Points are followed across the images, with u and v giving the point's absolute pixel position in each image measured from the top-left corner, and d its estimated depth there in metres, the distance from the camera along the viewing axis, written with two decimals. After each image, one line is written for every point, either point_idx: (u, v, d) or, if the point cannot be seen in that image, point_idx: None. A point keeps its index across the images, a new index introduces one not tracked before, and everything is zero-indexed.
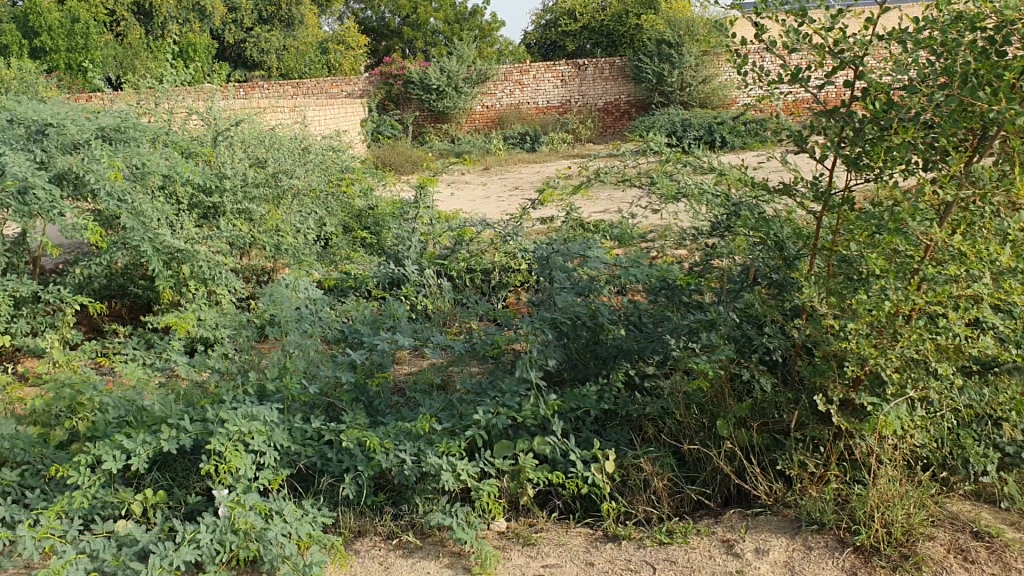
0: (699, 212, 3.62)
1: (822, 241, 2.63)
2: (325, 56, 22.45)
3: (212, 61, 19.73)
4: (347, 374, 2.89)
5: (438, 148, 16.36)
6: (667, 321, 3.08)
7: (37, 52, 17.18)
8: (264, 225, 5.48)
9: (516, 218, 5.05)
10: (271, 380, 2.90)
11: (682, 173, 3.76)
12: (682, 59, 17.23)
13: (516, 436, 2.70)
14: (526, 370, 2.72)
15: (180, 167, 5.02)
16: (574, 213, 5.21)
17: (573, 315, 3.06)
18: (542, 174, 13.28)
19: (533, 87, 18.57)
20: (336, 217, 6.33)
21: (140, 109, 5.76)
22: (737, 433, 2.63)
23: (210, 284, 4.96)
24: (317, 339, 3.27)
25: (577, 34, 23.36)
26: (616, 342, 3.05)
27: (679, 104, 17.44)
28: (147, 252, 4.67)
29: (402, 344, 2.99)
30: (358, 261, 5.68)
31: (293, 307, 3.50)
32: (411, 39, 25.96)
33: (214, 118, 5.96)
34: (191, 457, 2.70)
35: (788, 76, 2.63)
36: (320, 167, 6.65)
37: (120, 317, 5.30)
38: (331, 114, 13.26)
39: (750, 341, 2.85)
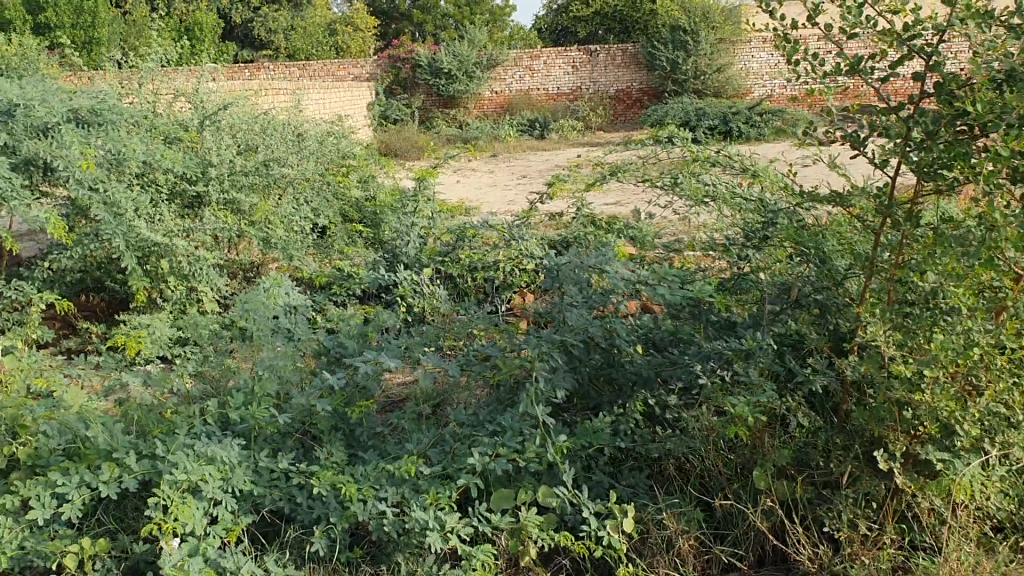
0: (728, 217, 3.25)
1: (883, 260, 2.24)
2: (333, 37, 22.12)
3: (218, 40, 19.36)
4: (325, 401, 2.52)
5: (446, 133, 15.95)
6: (693, 344, 2.70)
7: (41, 28, 16.85)
8: (253, 217, 5.16)
9: (523, 216, 4.69)
10: (236, 407, 2.53)
11: (709, 173, 3.38)
12: (697, 47, 16.77)
13: (517, 482, 2.33)
14: (532, 405, 2.34)
15: (160, 154, 4.63)
16: (586, 210, 4.85)
17: (587, 337, 2.67)
18: (549, 163, 12.90)
19: (544, 72, 18.12)
20: (332, 208, 5.97)
21: (122, 89, 5.38)
22: (777, 485, 2.25)
23: (190, 281, 4.60)
24: (296, 355, 2.90)
25: (589, 18, 22.95)
26: (634, 368, 2.68)
27: (692, 93, 16.99)
28: (120, 247, 4.29)
29: (389, 366, 2.62)
30: (353, 257, 5.36)
31: (271, 315, 3.13)
32: (420, 22, 25.59)
33: (201, 100, 5.56)
34: (139, 499, 2.33)
35: (847, 67, 2.23)
36: (317, 154, 6.30)
37: (96, 313, 4.96)
38: (334, 99, 12.92)
39: (790, 373, 2.47)
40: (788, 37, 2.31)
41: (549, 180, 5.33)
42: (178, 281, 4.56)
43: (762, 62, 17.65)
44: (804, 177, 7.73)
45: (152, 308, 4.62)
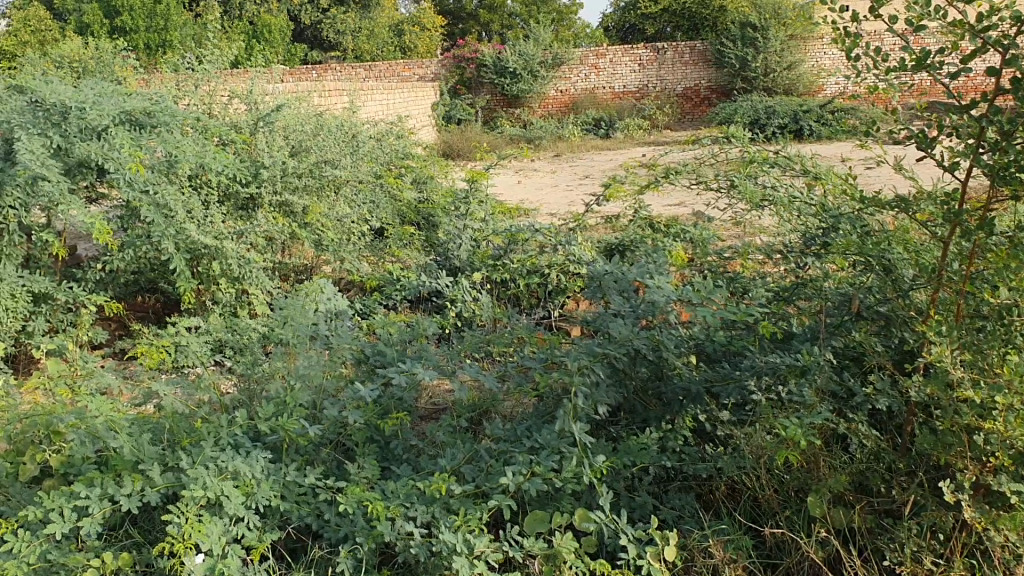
0: (786, 223, 3.08)
1: (952, 271, 2.07)
2: (400, 37, 22.26)
3: (287, 42, 19.60)
4: (357, 413, 2.43)
5: (509, 133, 15.87)
6: (746, 357, 2.55)
7: (117, 31, 17.24)
8: (304, 220, 5.15)
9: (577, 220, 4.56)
10: (267, 418, 2.46)
11: (768, 174, 3.22)
12: (767, 43, 16.41)
13: (554, 503, 2.20)
14: (570, 422, 2.22)
15: (213, 155, 4.61)
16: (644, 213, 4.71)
17: (633, 350, 2.53)
18: (613, 162, 12.73)
19: (609, 70, 17.91)
20: (385, 209, 5.92)
21: (178, 91, 5.39)
22: (833, 513, 2.09)
23: (240, 283, 4.58)
24: (333, 363, 2.82)
25: (657, 16, 22.67)
26: (682, 382, 2.54)
27: (761, 90, 16.64)
28: (170, 249, 4.27)
29: (425, 378, 2.52)
30: (406, 259, 5.30)
31: (310, 321, 3.06)
32: (487, 21, 25.57)
33: (256, 101, 5.54)
34: (164, 513, 2.27)
35: (913, 62, 2.06)
36: (371, 156, 6.26)
37: (149, 314, 4.98)
38: (397, 100, 12.94)
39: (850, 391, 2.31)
40: (848, 31, 2.15)
41: (606, 181, 5.20)
42: (228, 283, 4.54)
43: (835, 58, 17.24)
44: (868, 180, 7.42)
45: (202, 309, 4.60)
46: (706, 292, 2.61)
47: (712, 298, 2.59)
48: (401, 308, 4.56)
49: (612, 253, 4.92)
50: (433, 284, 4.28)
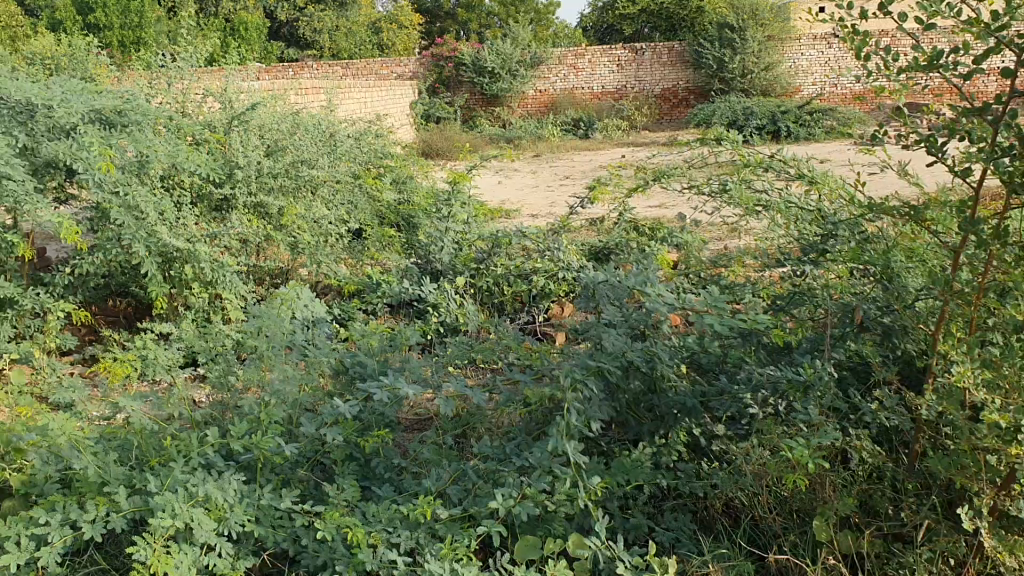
0: (781, 229, 2.98)
1: (964, 282, 1.97)
2: (378, 36, 22.08)
3: (263, 39, 19.38)
4: (337, 430, 2.30)
5: (488, 133, 15.75)
6: (743, 370, 2.45)
7: (90, 28, 16.97)
8: (281, 222, 5.01)
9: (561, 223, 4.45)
10: (240, 436, 2.32)
11: (761, 179, 3.12)
12: (744, 44, 16.39)
13: (545, 526, 2.09)
14: (562, 441, 2.11)
15: (185, 155, 4.45)
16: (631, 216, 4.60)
17: (626, 362, 2.42)
18: (593, 163, 12.63)
19: (588, 70, 17.83)
20: (364, 211, 5.78)
21: (150, 89, 5.23)
22: (839, 538, 1.99)
23: (214, 287, 4.43)
24: (311, 376, 2.69)
25: (636, 17, 22.63)
26: (677, 395, 2.43)
27: (739, 91, 16.62)
28: (140, 253, 4.11)
29: (408, 393, 2.40)
30: (385, 262, 5.17)
31: (288, 330, 2.93)
32: (465, 20, 25.44)
33: (230, 100, 5.40)
34: (132, 538, 2.14)
35: (925, 62, 1.97)
36: (349, 156, 6.12)
37: (121, 318, 4.82)
38: (375, 99, 12.78)
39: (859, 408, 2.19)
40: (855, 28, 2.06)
41: (590, 183, 5.10)
42: (201, 287, 4.39)
43: (813, 59, 17.26)
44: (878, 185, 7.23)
45: (175, 315, 4.44)
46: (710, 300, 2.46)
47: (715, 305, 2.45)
48: (380, 313, 4.43)
49: (595, 256, 4.82)
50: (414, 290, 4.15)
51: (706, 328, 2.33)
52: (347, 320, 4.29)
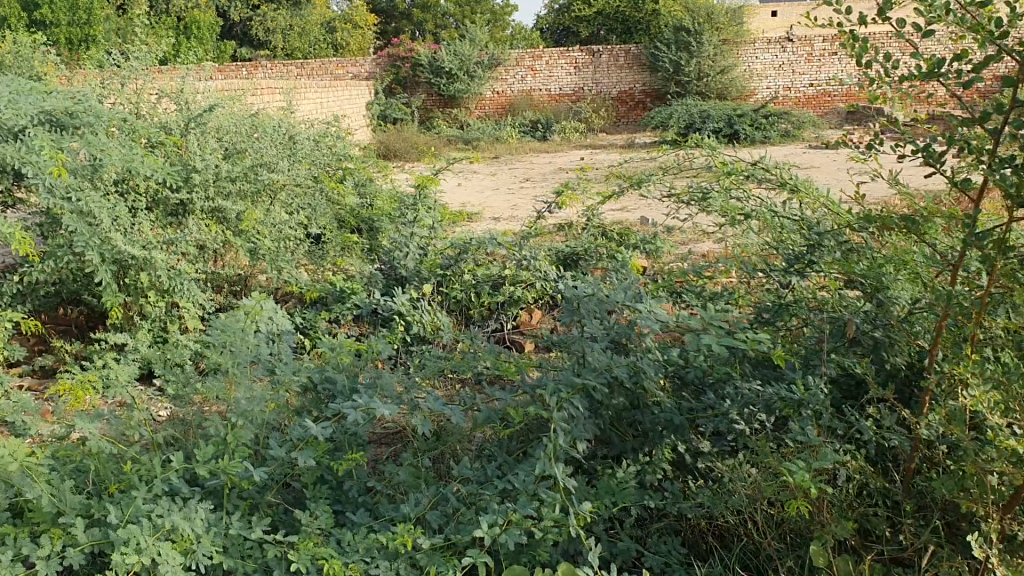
0: (762, 239, 2.92)
1: (964, 297, 1.92)
2: (333, 36, 21.83)
3: (215, 39, 19.04)
4: (309, 453, 2.18)
5: (446, 135, 15.60)
6: (730, 385, 2.38)
7: (36, 25, 16.54)
8: (239, 228, 4.85)
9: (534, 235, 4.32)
10: (205, 460, 2.19)
11: (741, 186, 3.06)
12: (701, 48, 16.46)
13: (532, 553, 1.99)
14: (549, 464, 2.01)
15: (141, 158, 4.28)
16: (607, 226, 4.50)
17: (611, 378, 2.33)
18: (552, 165, 12.57)
19: (545, 72, 17.77)
20: (325, 215, 5.65)
21: (102, 89, 5.04)
22: (837, 562, 1.92)
23: (170, 296, 4.26)
24: (277, 393, 2.57)
25: (592, 19, 22.64)
26: (663, 412, 2.35)
27: (696, 94, 16.69)
28: (94, 261, 3.94)
29: (383, 412, 2.29)
30: (348, 268, 5.03)
31: (252, 343, 2.79)
32: (420, 21, 25.27)
33: (187, 101, 5.23)
34: (90, 572, 2.00)
35: (926, 71, 1.91)
36: (308, 159, 5.97)
37: (73, 328, 4.63)
38: (332, 99, 12.59)
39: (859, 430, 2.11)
40: (854, 34, 2.00)
41: (557, 188, 5.01)
42: (158, 295, 4.22)
43: (767, 62, 17.43)
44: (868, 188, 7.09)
45: (129, 325, 4.27)
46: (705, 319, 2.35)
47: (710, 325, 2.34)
48: (345, 322, 4.30)
49: (564, 263, 4.74)
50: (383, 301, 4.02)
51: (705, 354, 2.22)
52: (311, 330, 4.15)
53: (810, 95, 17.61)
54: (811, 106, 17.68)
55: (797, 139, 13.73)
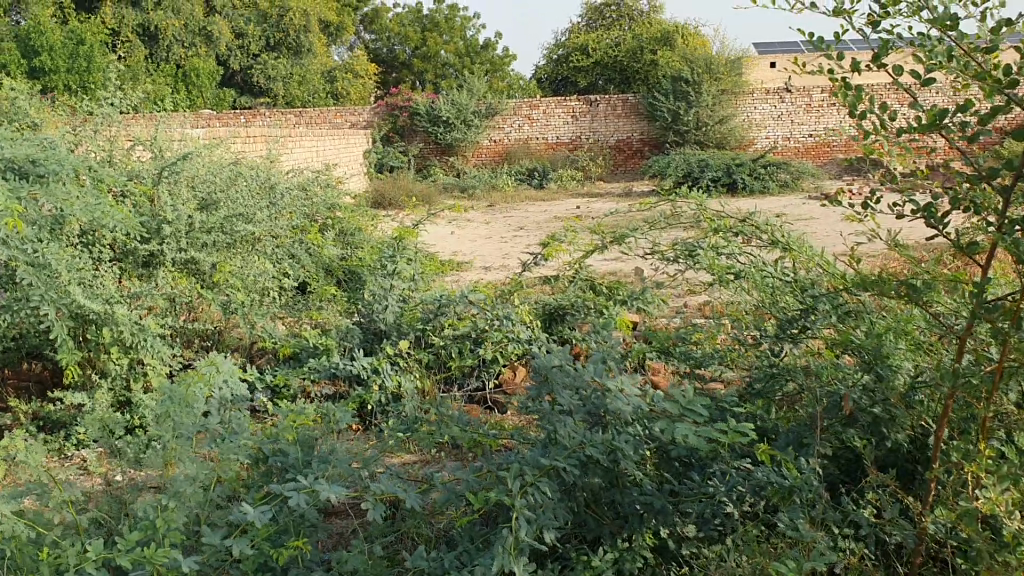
0: (754, 301, 2.73)
1: (972, 374, 1.72)
2: (332, 84, 21.86)
3: (214, 86, 19.03)
4: (247, 540, 1.96)
5: (442, 183, 15.49)
6: (716, 465, 2.17)
7: (36, 72, 16.55)
8: (212, 280, 4.66)
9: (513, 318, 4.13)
10: (131, 548, 1.97)
11: (732, 244, 2.88)
12: (699, 98, 16.45)
13: None
14: (510, 560, 1.79)
15: (107, 209, 4.09)
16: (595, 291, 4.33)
17: (585, 457, 2.12)
18: (549, 214, 12.43)
19: (542, 121, 17.73)
20: (305, 267, 5.47)
21: (74, 136, 4.87)
22: None
23: (133, 353, 4.05)
24: (223, 469, 2.35)
25: (590, 69, 22.71)
26: (643, 494, 2.14)
27: (694, 144, 16.63)
28: (49, 316, 3.73)
29: (332, 493, 2.07)
30: (326, 321, 4.83)
31: (200, 410, 2.59)
32: (420, 70, 25.39)
33: (162, 148, 5.07)
34: None
35: (926, 123, 1.74)
36: (288, 209, 5.81)
37: (35, 384, 4.40)
38: (326, 148, 12.50)
39: (860, 523, 1.90)
40: (846, 81, 1.84)
41: (545, 240, 4.84)
42: (120, 352, 4.01)
43: (766, 113, 17.47)
44: (869, 244, 6.97)
45: (89, 383, 4.05)
46: (681, 407, 2.14)
47: (687, 414, 2.14)
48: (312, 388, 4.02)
49: (550, 318, 4.55)
50: (347, 367, 3.78)
51: (686, 439, 2.01)
52: (282, 390, 3.93)
53: (809, 145, 17.61)
54: (809, 156, 17.69)
55: (796, 190, 13.68)
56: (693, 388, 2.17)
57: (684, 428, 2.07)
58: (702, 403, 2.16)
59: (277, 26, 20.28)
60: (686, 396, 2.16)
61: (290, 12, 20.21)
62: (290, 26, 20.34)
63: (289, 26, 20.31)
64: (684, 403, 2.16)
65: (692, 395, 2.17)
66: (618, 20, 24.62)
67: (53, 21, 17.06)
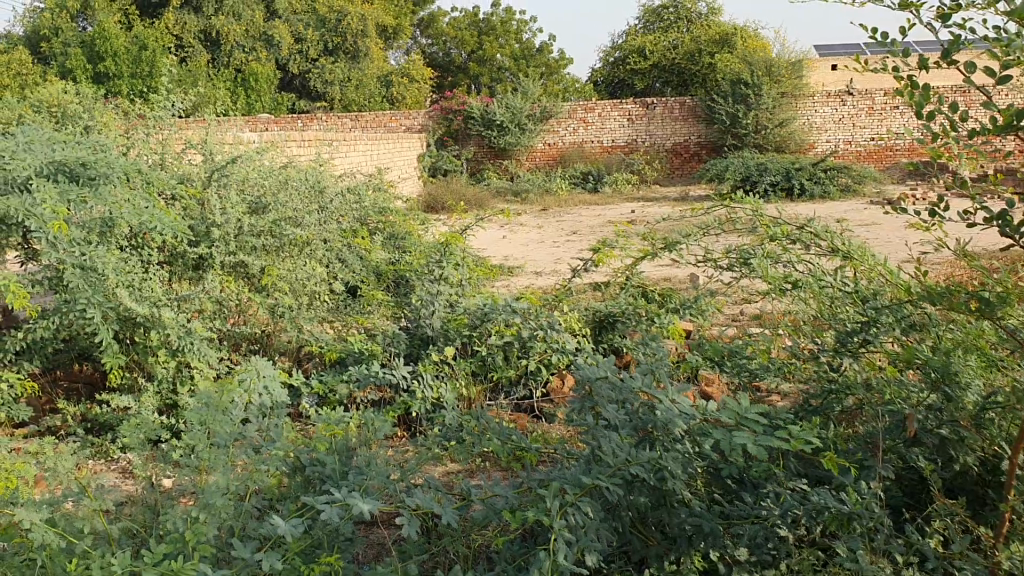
0: (812, 313, 2.60)
1: None
2: (388, 89, 21.96)
3: (272, 91, 19.24)
4: (277, 555, 1.91)
5: (496, 186, 15.43)
6: (769, 486, 2.05)
7: (102, 77, 16.91)
8: (260, 283, 4.64)
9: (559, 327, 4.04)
10: (160, 561, 1.92)
11: (789, 252, 2.75)
12: (758, 101, 16.17)
13: None
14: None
15: (155, 212, 4.08)
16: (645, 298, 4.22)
17: (630, 475, 2.02)
18: (603, 218, 12.28)
19: (597, 125, 17.59)
20: (353, 271, 5.43)
21: (127, 140, 4.89)
22: None
23: (180, 356, 4.03)
24: (259, 479, 2.30)
25: (647, 72, 22.49)
26: (692, 516, 2.04)
27: (753, 147, 16.32)
28: (96, 319, 3.72)
29: (366, 508, 2.01)
30: (374, 326, 4.79)
31: (236, 419, 2.55)
32: (476, 74, 25.41)
33: (213, 152, 5.06)
34: None
35: (1001, 125, 1.61)
36: (338, 213, 5.78)
37: (85, 385, 4.41)
38: (380, 151, 12.55)
39: (924, 552, 1.78)
40: (911, 80, 1.72)
41: (596, 246, 4.74)
42: (166, 355, 4.00)
43: (827, 116, 17.11)
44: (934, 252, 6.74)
45: (137, 386, 4.05)
46: (738, 415, 2.03)
47: (744, 422, 2.02)
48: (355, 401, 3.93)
49: (600, 326, 4.45)
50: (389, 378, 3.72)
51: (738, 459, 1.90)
52: (326, 395, 3.89)
53: (872, 149, 17.19)
54: (871, 160, 17.26)
55: (857, 196, 13.37)
56: (748, 396, 2.06)
57: (737, 446, 1.96)
58: (758, 410, 2.05)
59: (335, 30, 20.43)
60: (741, 404, 2.05)
61: (348, 17, 20.36)
62: (347, 30, 20.48)
63: (347, 31, 20.45)
64: (740, 412, 2.05)
65: (747, 403, 2.06)
66: (675, 22, 24.35)
67: (118, 27, 17.40)
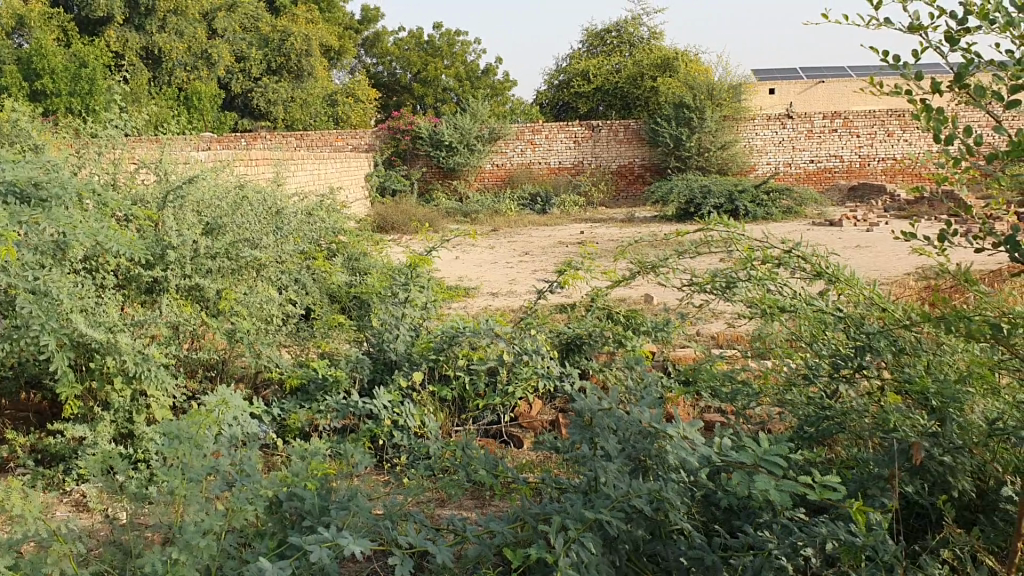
0: (802, 338, 2.57)
1: None
2: (334, 108, 21.78)
3: (215, 110, 18.92)
4: None
5: (445, 207, 15.34)
6: (768, 515, 2.00)
7: (38, 95, 16.50)
8: (217, 308, 4.50)
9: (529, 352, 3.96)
10: None
11: (774, 276, 2.72)
12: (702, 124, 16.39)
13: None
14: None
15: (110, 235, 3.92)
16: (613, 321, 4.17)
17: (629, 508, 1.95)
18: (553, 239, 12.26)
19: (545, 146, 17.62)
20: (311, 294, 5.30)
21: (77, 161, 4.73)
22: None
23: (136, 384, 3.87)
24: (234, 517, 2.18)
25: (592, 95, 22.67)
26: (692, 547, 1.97)
27: (696, 169, 16.55)
28: (50, 346, 3.55)
29: (353, 547, 1.91)
30: (334, 351, 4.67)
31: (208, 451, 2.42)
32: (421, 95, 25.33)
33: (167, 172, 4.93)
34: None
35: None
36: (293, 234, 5.64)
37: (33, 414, 4.21)
38: (328, 171, 12.40)
39: None
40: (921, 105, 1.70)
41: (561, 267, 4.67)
42: (122, 384, 3.84)
43: (767, 139, 17.35)
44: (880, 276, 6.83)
45: (89, 415, 3.88)
46: (759, 456, 1.93)
47: (766, 463, 1.92)
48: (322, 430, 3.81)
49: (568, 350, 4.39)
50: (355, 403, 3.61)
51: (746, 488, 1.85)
52: (289, 423, 3.76)
53: (811, 171, 17.54)
54: (811, 182, 17.58)
55: (799, 216, 13.60)
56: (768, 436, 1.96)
57: (745, 476, 1.91)
58: (778, 451, 1.95)
59: (279, 50, 20.16)
60: (762, 445, 1.95)
61: (292, 37, 20.11)
62: (291, 51, 20.23)
63: (290, 51, 20.20)
64: (761, 452, 1.94)
65: (768, 444, 1.96)
66: (619, 46, 24.57)
67: (55, 45, 16.99)
